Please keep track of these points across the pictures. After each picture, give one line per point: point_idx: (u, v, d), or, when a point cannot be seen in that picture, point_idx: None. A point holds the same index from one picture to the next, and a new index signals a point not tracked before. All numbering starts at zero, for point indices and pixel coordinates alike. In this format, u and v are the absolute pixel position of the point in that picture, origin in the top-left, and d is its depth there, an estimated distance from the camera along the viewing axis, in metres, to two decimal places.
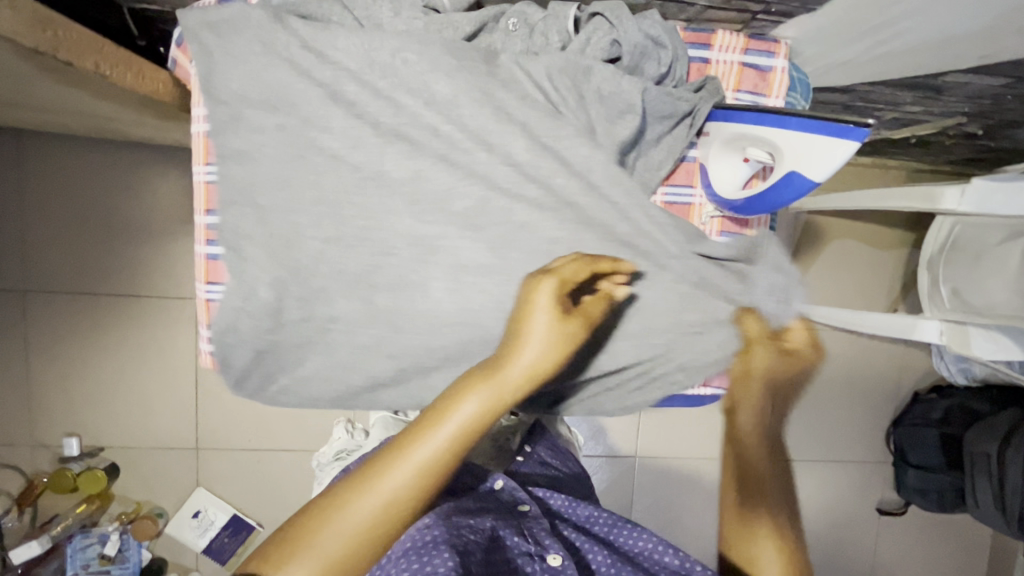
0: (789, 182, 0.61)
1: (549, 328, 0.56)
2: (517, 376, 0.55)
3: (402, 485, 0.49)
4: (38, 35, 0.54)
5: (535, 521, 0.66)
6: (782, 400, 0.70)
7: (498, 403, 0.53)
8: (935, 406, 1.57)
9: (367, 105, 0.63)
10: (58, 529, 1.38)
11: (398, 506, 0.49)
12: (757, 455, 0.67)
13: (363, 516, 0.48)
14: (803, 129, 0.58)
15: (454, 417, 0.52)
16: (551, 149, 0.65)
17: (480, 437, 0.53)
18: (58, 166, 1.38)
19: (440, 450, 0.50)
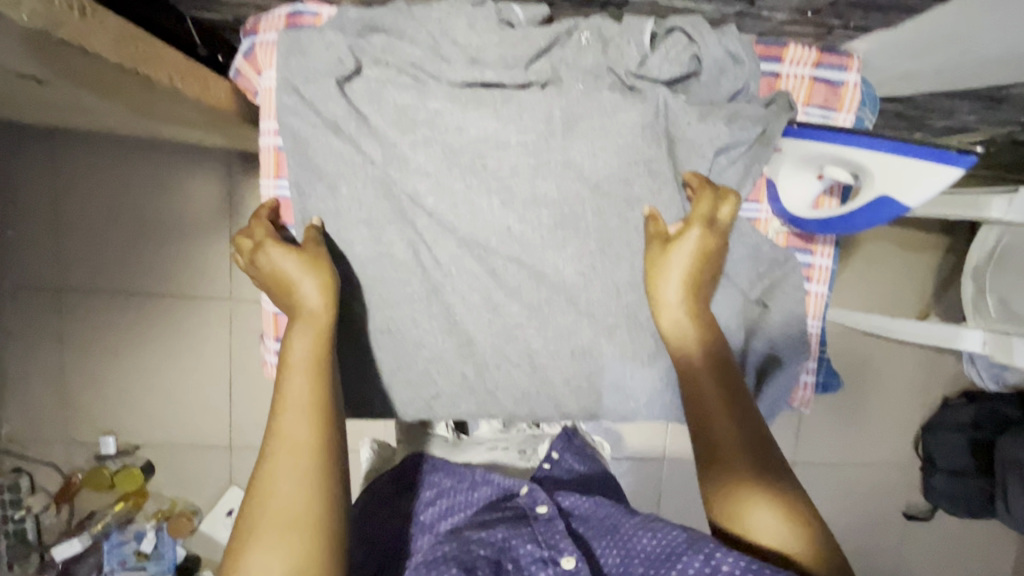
0: (876, 207, 0.60)
1: (300, 265, 0.61)
2: (317, 304, 0.60)
3: (305, 429, 0.53)
4: (120, 51, 0.53)
5: (549, 525, 0.65)
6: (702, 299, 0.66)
7: (321, 328, 0.60)
8: (965, 411, 1.57)
9: (440, 123, 0.64)
10: (97, 526, 1.42)
11: (311, 444, 0.53)
12: (702, 391, 0.62)
13: (292, 471, 0.51)
14: (898, 154, 0.58)
15: (297, 358, 0.57)
16: (622, 166, 0.65)
17: (330, 357, 0.59)
18: (95, 165, 1.37)
19: (308, 384, 0.56)
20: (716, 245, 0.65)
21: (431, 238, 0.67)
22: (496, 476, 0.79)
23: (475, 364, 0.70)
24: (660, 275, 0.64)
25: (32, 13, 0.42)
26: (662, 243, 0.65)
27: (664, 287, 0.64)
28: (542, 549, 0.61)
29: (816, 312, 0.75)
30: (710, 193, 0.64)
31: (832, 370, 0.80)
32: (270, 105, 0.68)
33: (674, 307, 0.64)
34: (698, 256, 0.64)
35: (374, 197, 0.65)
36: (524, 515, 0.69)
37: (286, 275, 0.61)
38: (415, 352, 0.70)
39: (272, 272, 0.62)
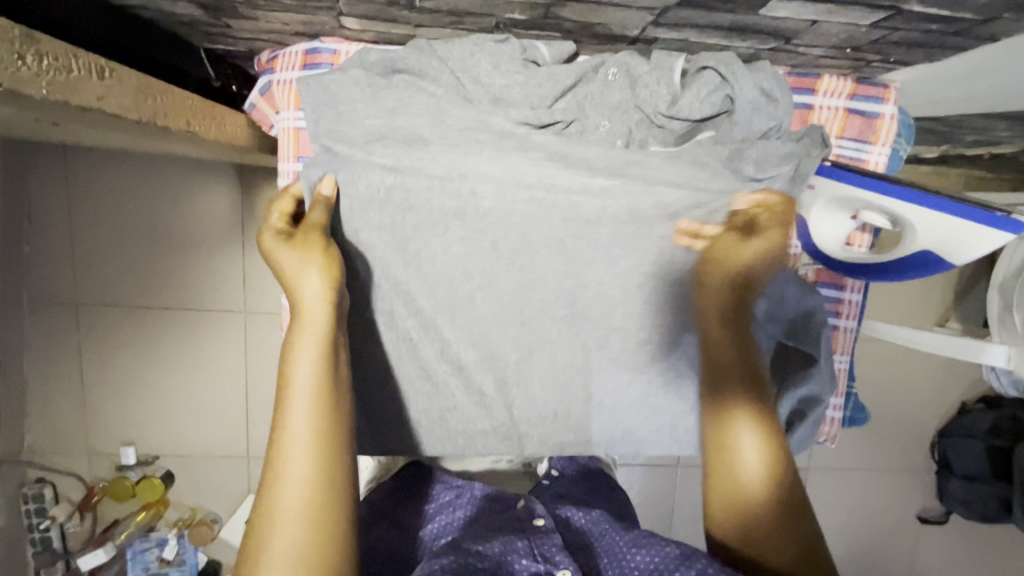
0: (924, 259, 0.63)
1: (299, 266, 0.59)
2: (317, 315, 0.59)
3: (307, 466, 0.54)
4: (139, 108, 0.52)
5: (546, 537, 0.67)
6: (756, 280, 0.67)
7: (320, 344, 0.58)
8: (982, 417, 1.53)
9: (461, 166, 0.62)
10: (120, 537, 1.43)
11: (314, 484, 0.54)
12: (721, 347, 0.67)
13: (294, 505, 0.53)
14: (948, 211, 0.56)
15: (299, 378, 0.57)
16: (648, 207, 0.64)
17: (336, 377, 0.59)
18: (106, 180, 1.37)
19: (309, 413, 0.56)
20: (780, 244, 0.65)
21: (458, 276, 0.66)
22: (494, 491, 0.81)
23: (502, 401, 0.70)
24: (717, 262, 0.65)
25: (52, 84, 0.41)
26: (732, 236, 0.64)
27: (728, 276, 0.65)
28: (537, 564, 0.63)
29: (843, 348, 0.75)
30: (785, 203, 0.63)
31: (860, 405, 0.79)
32: (291, 145, 0.69)
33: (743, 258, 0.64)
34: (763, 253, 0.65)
35: (396, 239, 0.64)
36: (520, 525, 0.71)
37: (285, 278, 0.59)
38: (441, 389, 0.70)
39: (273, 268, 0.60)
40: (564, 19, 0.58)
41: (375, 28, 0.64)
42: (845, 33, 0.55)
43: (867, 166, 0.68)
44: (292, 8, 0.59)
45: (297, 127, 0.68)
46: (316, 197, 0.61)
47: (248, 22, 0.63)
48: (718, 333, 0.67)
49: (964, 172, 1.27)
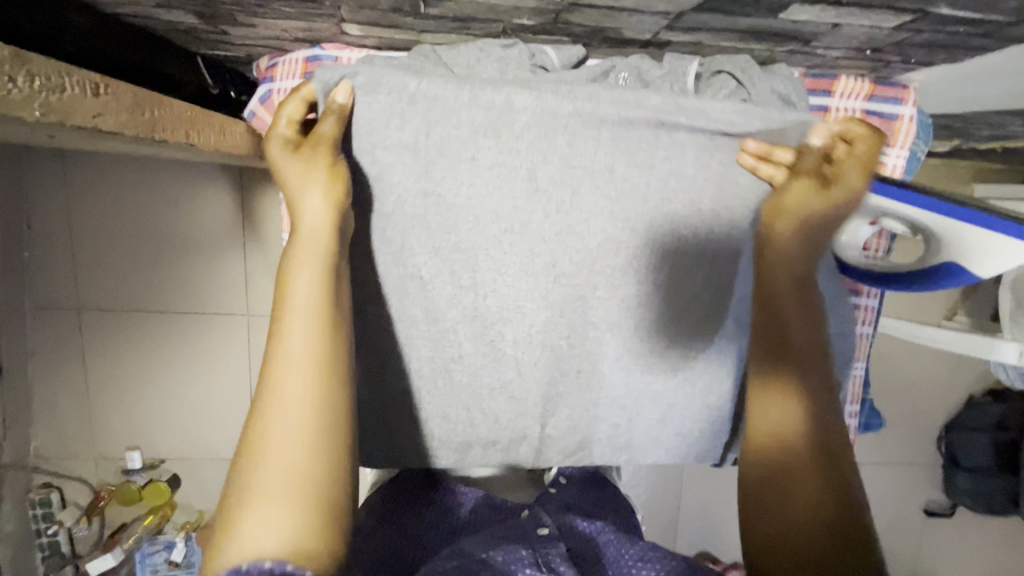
0: (953, 270, 0.61)
1: (308, 177, 0.55)
2: (319, 230, 0.55)
3: (307, 383, 0.50)
4: (136, 122, 0.50)
5: (552, 546, 0.66)
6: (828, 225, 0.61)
7: (323, 259, 0.55)
8: (987, 411, 1.51)
9: (465, 173, 0.60)
10: (130, 541, 1.41)
11: (311, 400, 0.50)
12: (770, 276, 0.62)
13: (290, 423, 0.49)
14: (976, 224, 0.54)
15: (298, 291, 0.54)
16: (660, 211, 0.63)
17: (337, 295, 0.56)
18: (103, 183, 1.35)
19: (307, 331, 0.52)
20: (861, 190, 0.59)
21: (463, 283, 0.64)
22: (499, 499, 0.81)
23: (518, 405, 0.69)
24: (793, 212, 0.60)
25: (45, 104, 0.39)
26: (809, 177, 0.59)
27: (798, 220, 0.60)
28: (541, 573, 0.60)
29: (860, 354, 0.74)
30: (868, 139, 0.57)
31: (875, 410, 0.79)
32: None
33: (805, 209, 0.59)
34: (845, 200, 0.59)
35: (398, 245, 0.62)
36: (525, 533, 0.69)
37: (289, 187, 0.55)
38: (450, 391, 0.68)
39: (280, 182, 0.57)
40: (574, 24, 0.57)
41: (377, 34, 0.62)
42: (866, 36, 0.53)
43: (885, 169, 0.67)
44: (293, 16, 0.57)
45: None
46: (329, 104, 0.56)
47: (246, 29, 0.61)
48: (775, 287, 0.62)
49: (971, 165, 1.25)
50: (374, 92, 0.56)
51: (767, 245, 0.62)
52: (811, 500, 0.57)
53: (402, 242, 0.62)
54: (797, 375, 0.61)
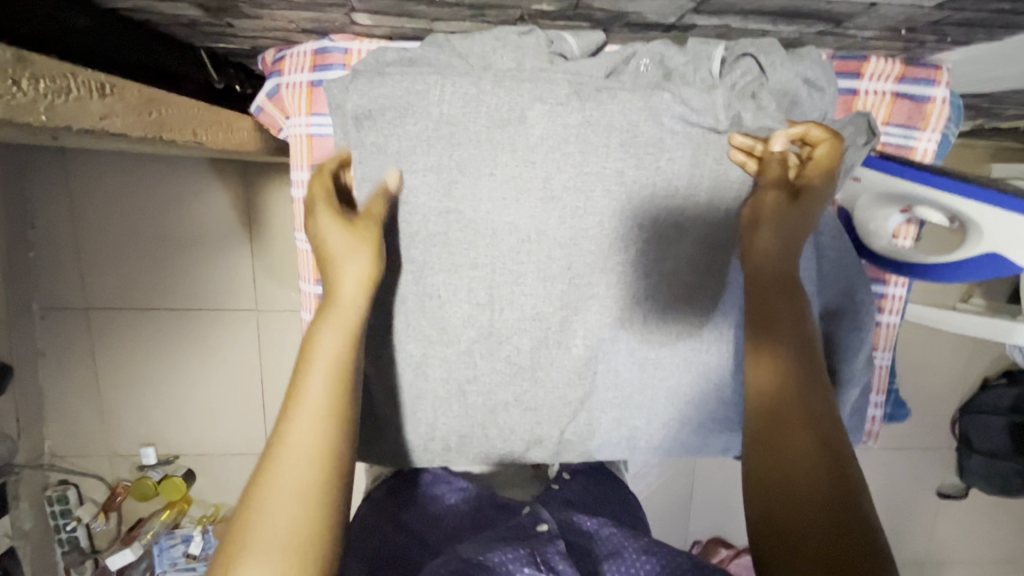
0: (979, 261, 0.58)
1: (348, 248, 0.56)
2: (349, 295, 0.55)
3: (318, 438, 0.48)
4: (144, 124, 0.49)
5: (550, 543, 0.65)
6: (800, 235, 0.58)
7: (352, 322, 0.55)
8: (1005, 394, 1.49)
9: (482, 164, 0.59)
10: (147, 536, 1.43)
11: (312, 457, 0.47)
12: (767, 254, 0.57)
13: (293, 480, 0.46)
14: (1010, 209, 0.52)
15: (320, 351, 0.52)
16: (682, 201, 0.61)
17: (354, 362, 0.54)
18: (105, 180, 1.33)
19: (325, 387, 0.50)
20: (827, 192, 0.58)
21: (481, 275, 0.63)
22: (499, 495, 0.81)
23: (532, 414, 0.68)
24: (770, 225, 0.57)
25: (51, 108, 0.38)
26: (776, 188, 0.57)
27: (773, 232, 0.57)
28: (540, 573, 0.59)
29: (885, 344, 0.71)
30: (835, 140, 0.57)
31: (901, 401, 0.76)
32: (301, 151, 0.66)
33: (776, 217, 0.57)
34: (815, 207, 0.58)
35: (419, 263, 0.63)
36: (523, 531, 0.70)
37: (327, 252, 0.56)
38: (465, 413, 0.67)
39: (317, 244, 0.57)
40: (595, 9, 0.54)
41: (388, 23, 0.60)
42: (903, 16, 0.50)
43: (915, 154, 0.64)
44: (302, 7, 0.55)
45: (310, 134, 0.65)
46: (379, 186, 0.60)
47: (252, 20, 0.59)
48: (769, 288, 0.56)
49: (991, 143, 1.21)
50: (392, 96, 0.57)
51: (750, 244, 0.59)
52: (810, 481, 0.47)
53: (423, 261, 0.63)
54: (789, 349, 0.54)
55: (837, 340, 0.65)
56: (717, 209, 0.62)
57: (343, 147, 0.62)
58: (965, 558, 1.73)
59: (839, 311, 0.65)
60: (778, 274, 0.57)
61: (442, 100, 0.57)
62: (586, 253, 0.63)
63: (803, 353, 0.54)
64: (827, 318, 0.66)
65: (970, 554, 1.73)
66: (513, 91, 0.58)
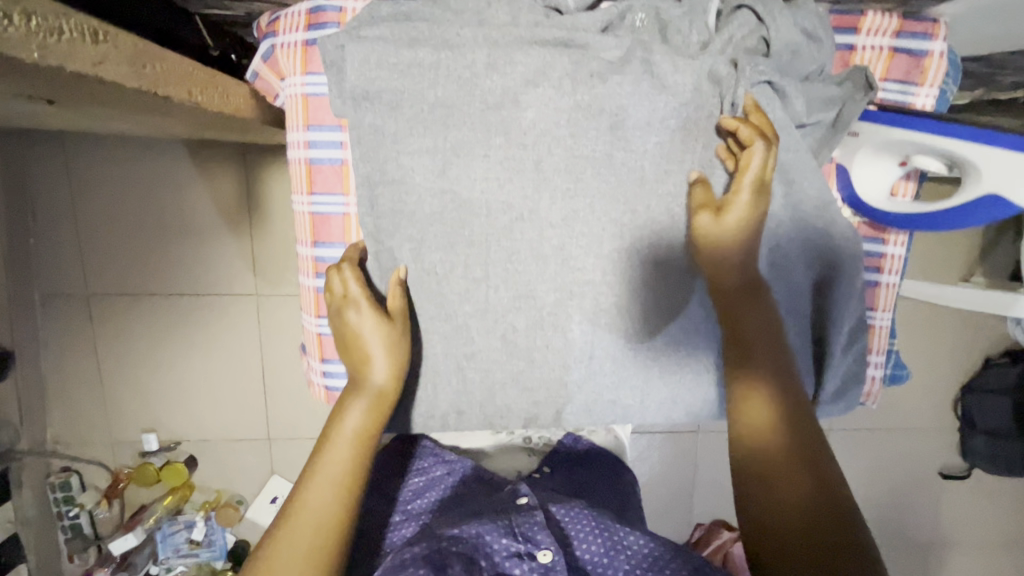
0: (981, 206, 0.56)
1: (382, 343, 0.60)
2: (382, 381, 0.60)
3: (332, 502, 0.53)
4: (139, 74, 0.49)
5: (529, 516, 0.68)
6: (736, 251, 0.58)
7: (381, 406, 0.60)
8: (1008, 372, 1.49)
9: (477, 120, 0.59)
10: (150, 521, 1.43)
11: (326, 524, 0.53)
12: (723, 262, 0.59)
13: (302, 543, 0.51)
14: (1001, 145, 0.52)
15: (343, 429, 0.58)
16: (679, 158, 0.61)
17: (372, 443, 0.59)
18: (106, 165, 1.33)
19: (346, 460, 0.56)
20: (759, 205, 0.58)
21: (477, 236, 0.63)
22: (485, 471, 0.86)
23: (529, 395, 0.68)
24: (709, 244, 0.59)
25: (43, 46, 0.38)
26: (706, 206, 0.59)
27: (713, 249, 0.59)
28: (517, 543, 0.63)
29: (885, 304, 0.70)
30: (763, 144, 0.56)
31: (901, 362, 0.75)
32: (297, 112, 0.61)
33: (707, 235, 0.59)
34: (746, 223, 0.58)
35: (418, 240, 0.62)
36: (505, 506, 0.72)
37: (361, 336, 0.60)
38: (464, 389, 0.67)
39: (351, 330, 0.61)
40: None
41: None
42: None
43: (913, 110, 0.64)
44: None
45: (306, 95, 0.60)
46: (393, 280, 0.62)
47: None
48: (738, 302, 0.59)
49: None
50: (383, 50, 0.56)
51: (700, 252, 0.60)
52: (803, 490, 0.48)
53: (422, 238, 0.62)
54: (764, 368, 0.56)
55: (825, 307, 0.65)
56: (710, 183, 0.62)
57: (355, 241, 0.64)
58: (972, 544, 1.70)
59: (835, 275, 0.64)
60: (739, 289, 0.59)
61: (436, 54, 0.57)
62: (582, 213, 0.62)
63: (780, 373, 0.56)
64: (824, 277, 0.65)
65: (978, 539, 1.70)
66: (508, 46, 0.57)
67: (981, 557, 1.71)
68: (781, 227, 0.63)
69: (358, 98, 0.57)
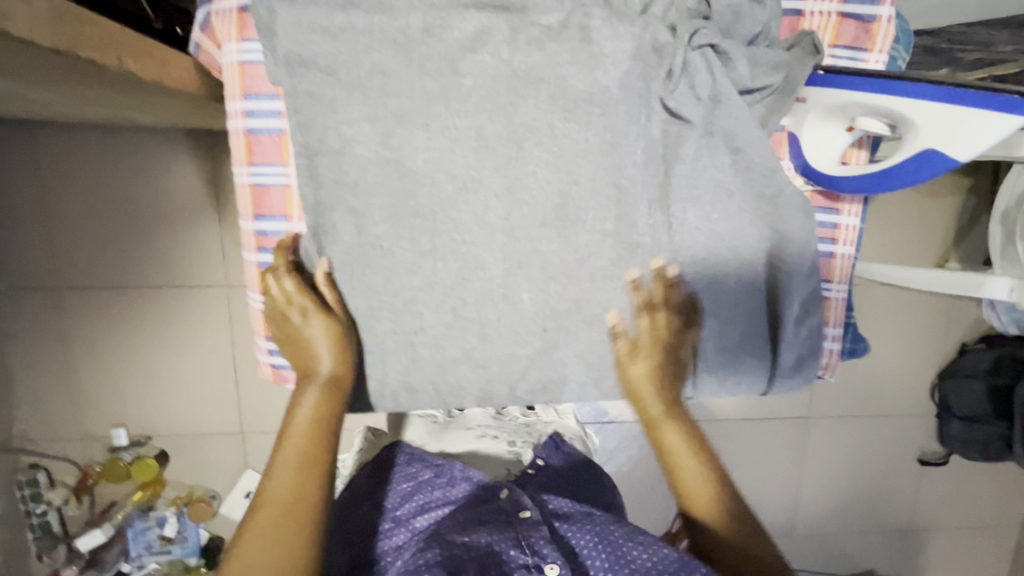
0: (924, 163, 0.54)
1: (323, 332, 0.61)
2: (328, 368, 0.62)
3: (297, 485, 0.57)
4: (57, 33, 0.46)
5: (534, 528, 0.67)
6: (666, 369, 0.66)
7: (332, 392, 0.62)
8: (983, 357, 1.47)
9: (414, 87, 0.57)
10: (118, 516, 1.40)
11: (295, 508, 0.55)
12: (651, 369, 0.66)
13: (274, 531, 0.54)
14: (932, 98, 0.52)
15: (300, 416, 0.60)
16: (623, 126, 0.60)
17: (329, 429, 0.61)
18: (63, 150, 1.26)
19: (303, 448, 0.59)
20: (680, 326, 0.66)
21: (420, 207, 0.61)
22: (473, 474, 0.84)
23: (481, 372, 0.67)
24: (634, 356, 0.66)
25: None
26: (624, 333, 0.66)
27: (643, 361, 0.65)
28: (525, 555, 0.63)
29: (841, 276, 0.69)
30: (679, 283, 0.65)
31: (858, 335, 0.75)
32: (233, 80, 0.59)
33: (631, 354, 0.66)
34: (664, 341, 0.65)
35: (361, 213, 0.61)
36: (506, 518, 0.71)
37: (303, 328, 0.61)
38: (414, 365, 0.66)
39: (295, 327, 0.61)
40: None
41: None
42: None
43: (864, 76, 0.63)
44: None
45: (241, 62, 0.58)
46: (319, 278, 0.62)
47: None
48: (669, 402, 0.67)
49: None
50: (314, 16, 0.54)
51: (631, 366, 0.66)
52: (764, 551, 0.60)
53: (365, 211, 0.61)
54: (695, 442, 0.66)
55: (780, 279, 0.65)
56: (656, 152, 0.61)
57: (295, 214, 0.62)
58: (952, 528, 1.71)
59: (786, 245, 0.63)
60: (671, 395, 0.67)
61: (369, 19, 0.55)
62: (527, 184, 0.61)
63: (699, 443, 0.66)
64: (776, 248, 0.65)
65: (956, 524, 1.70)
66: (444, 10, 0.56)
67: (958, 541, 1.72)
68: (732, 197, 0.63)
69: (291, 66, 0.56)
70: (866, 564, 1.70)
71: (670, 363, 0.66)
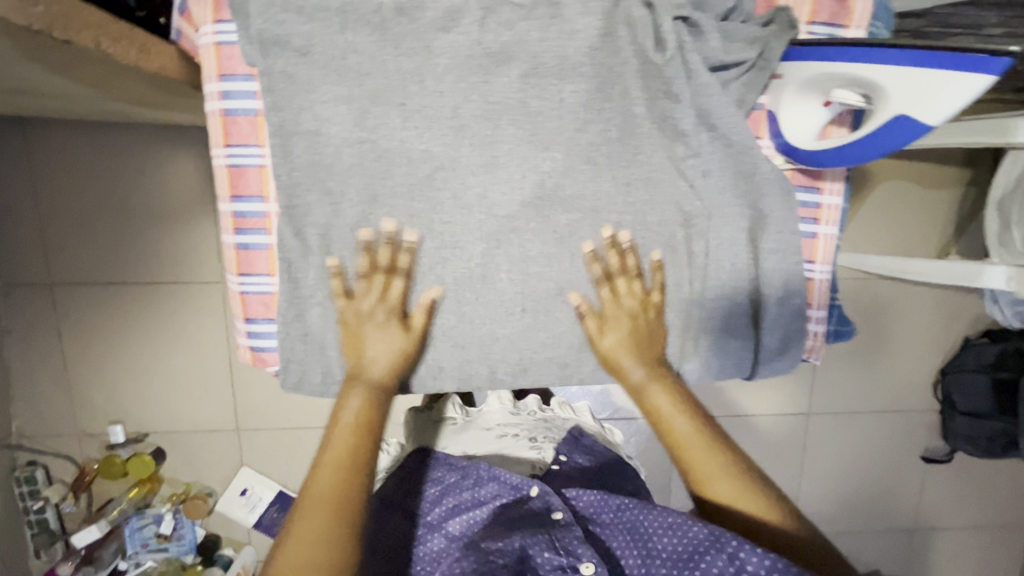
0: (894, 130, 0.54)
1: (385, 340, 0.62)
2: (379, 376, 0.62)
3: (331, 482, 0.57)
4: (30, 13, 0.47)
5: (567, 529, 0.66)
6: (653, 349, 0.66)
7: (377, 395, 0.62)
8: (986, 352, 1.42)
9: (387, 66, 0.58)
10: (114, 513, 1.38)
11: (332, 499, 0.56)
12: (627, 353, 0.65)
13: (314, 518, 0.54)
14: (898, 63, 0.51)
15: (346, 419, 0.61)
16: (597, 103, 0.60)
17: (374, 427, 0.61)
18: (60, 147, 1.28)
19: (348, 442, 0.60)
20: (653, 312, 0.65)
21: (397, 186, 0.61)
22: (503, 473, 0.77)
23: (461, 352, 0.66)
24: (608, 332, 0.65)
25: None
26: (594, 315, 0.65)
27: (615, 338, 0.65)
28: (560, 556, 0.62)
29: (825, 256, 0.69)
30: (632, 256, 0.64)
31: (844, 318, 0.75)
32: (210, 61, 0.59)
33: (606, 337, 0.65)
34: (641, 321, 0.65)
35: (337, 194, 0.61)
36: (539, 520, 0.69)
37: (365, 337, 0.62)
38: None
39: (357, 333, 0.62)
40: None
41: None
42: None
43: None
44: None
45: (218, 43, 0.59)
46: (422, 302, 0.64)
47: None
48: (666, 388, 0.66)
49: None
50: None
51: (607, 345, 0.65)
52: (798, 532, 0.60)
53: (342, 191, 0.61)
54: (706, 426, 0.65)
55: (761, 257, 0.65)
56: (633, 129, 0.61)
57: (272, 193, 0.63)
58: (960, 525, 1.67)
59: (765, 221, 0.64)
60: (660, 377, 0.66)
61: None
62: (503, 162, 0.61)
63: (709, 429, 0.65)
64: (757, 226, 0.64)
65: (964, 521, 1.67)
66: None
67: (966, 539, 1.68)
68: (710, 174, 0.63)
69: (266, 47, 0.57)
70: (873, 563, 1.67)
71: (650, 346, 0.66)
